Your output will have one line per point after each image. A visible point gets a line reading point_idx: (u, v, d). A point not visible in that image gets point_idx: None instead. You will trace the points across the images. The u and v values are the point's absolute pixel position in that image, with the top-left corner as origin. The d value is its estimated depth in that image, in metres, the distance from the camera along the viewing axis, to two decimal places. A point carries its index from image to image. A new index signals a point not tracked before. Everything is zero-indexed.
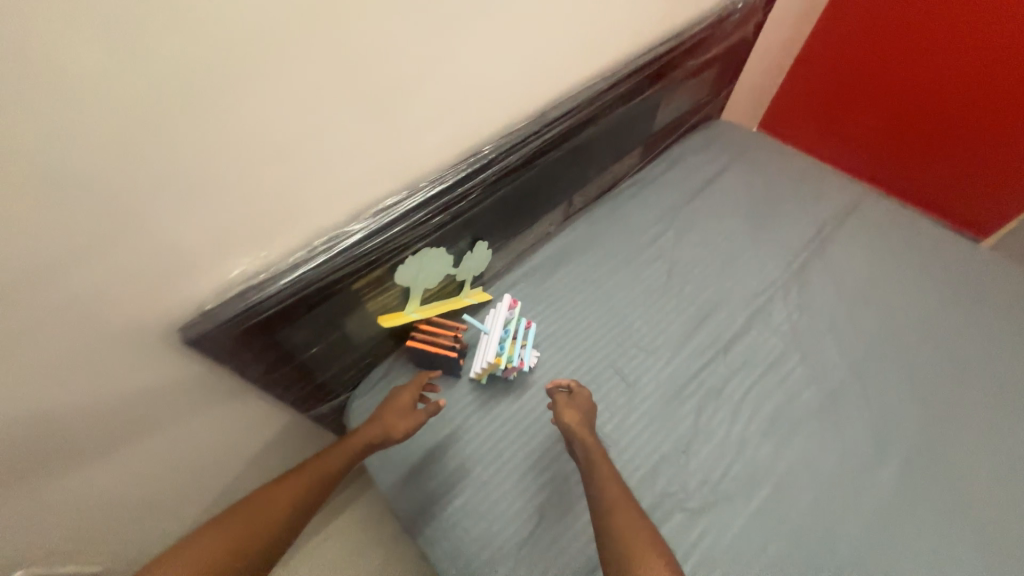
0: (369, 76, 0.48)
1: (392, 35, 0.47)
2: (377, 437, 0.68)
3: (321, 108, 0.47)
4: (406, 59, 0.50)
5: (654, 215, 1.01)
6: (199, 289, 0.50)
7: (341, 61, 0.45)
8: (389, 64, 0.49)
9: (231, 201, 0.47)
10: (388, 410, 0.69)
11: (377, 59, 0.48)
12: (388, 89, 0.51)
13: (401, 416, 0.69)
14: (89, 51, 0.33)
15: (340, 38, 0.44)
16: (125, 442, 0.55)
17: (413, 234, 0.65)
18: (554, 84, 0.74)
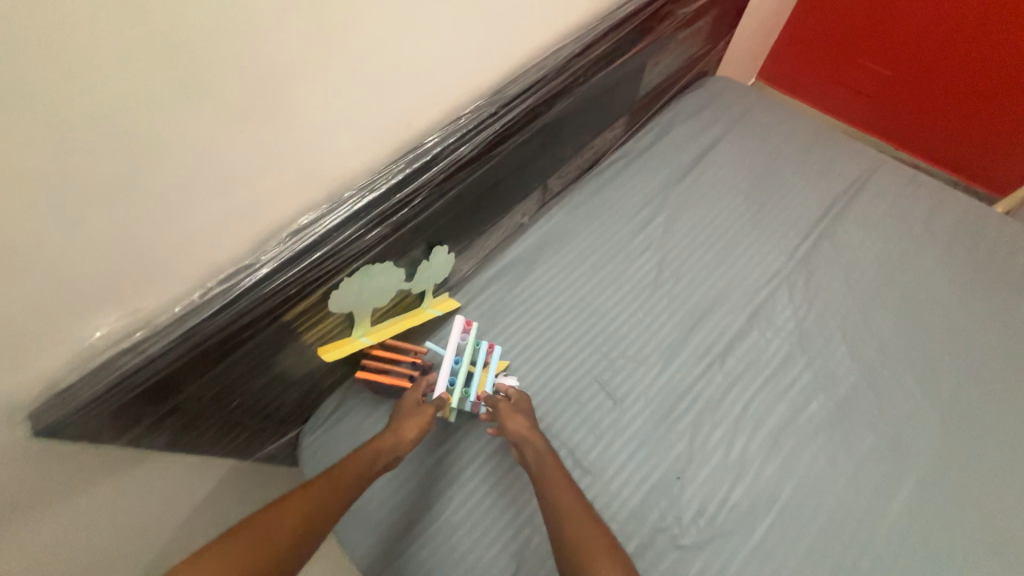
0: (235, 65, 0.35)
1: (257, 7, 0.34)
2: (391, 444, 0.59)
3: (172, 117, 0.34)
4: (288, 37, 0.37)
5: (643, 197, 0.88)
6: (49, 363, 0.38)
7: (185, 49, 0.32)
8: (263, 47, 0.36)
9: (61, 252, 0.34)
10: (398, 415, 0.62)
11: (243, 42, 0.35)
12: (269, 79, 0.37)
13: (414, 416, 0.62)
14: None
15: (171, 16, 0.30)
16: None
17: (342, 256, 0.53)
18: (512, 51, 0.59)
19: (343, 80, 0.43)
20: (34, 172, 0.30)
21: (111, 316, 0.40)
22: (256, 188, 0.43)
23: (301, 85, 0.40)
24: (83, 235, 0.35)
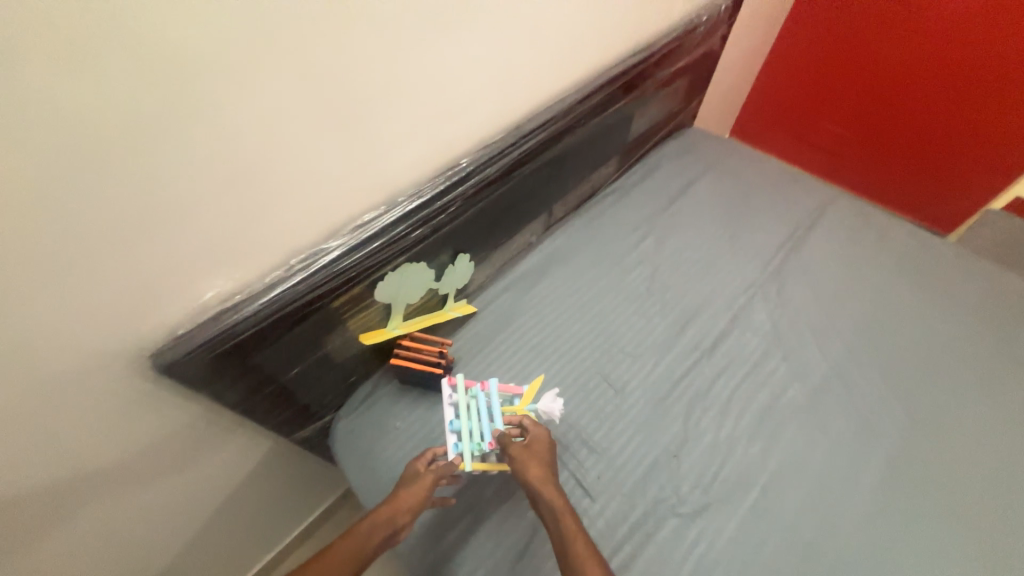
0: (343, 93, 0.49)
1: (365, 53, 0.48)
2: (399, 519, 0.61)
3: (295, 127, 0.48)
4: (378, 75, 0.51)
5: (634, 222, 1.02)
6: (174, 311, 0.50)
7: (315, 79, 0.46)
8: (361, 81, 0.50)
9: (204, 222, 0.47)
10: (404, 488, 0.63)
11: (350, 76, 0.49)
12: (360, 103, 0.52)
13: (420, 490, 0.63)
14: (58, 84, 0.33)
15: (314, 58, 0.45)
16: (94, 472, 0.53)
17: (393, 249, 0.64)
18: (528, 97, 0.75)
19: (406, 108, 0.57)
20: (205, 162, 0.44)
21: (221, 280, 0.52)
22: (335, 185, 0.56)
23: (378, 110, 0.54)
24: (216, 208, 0.47)
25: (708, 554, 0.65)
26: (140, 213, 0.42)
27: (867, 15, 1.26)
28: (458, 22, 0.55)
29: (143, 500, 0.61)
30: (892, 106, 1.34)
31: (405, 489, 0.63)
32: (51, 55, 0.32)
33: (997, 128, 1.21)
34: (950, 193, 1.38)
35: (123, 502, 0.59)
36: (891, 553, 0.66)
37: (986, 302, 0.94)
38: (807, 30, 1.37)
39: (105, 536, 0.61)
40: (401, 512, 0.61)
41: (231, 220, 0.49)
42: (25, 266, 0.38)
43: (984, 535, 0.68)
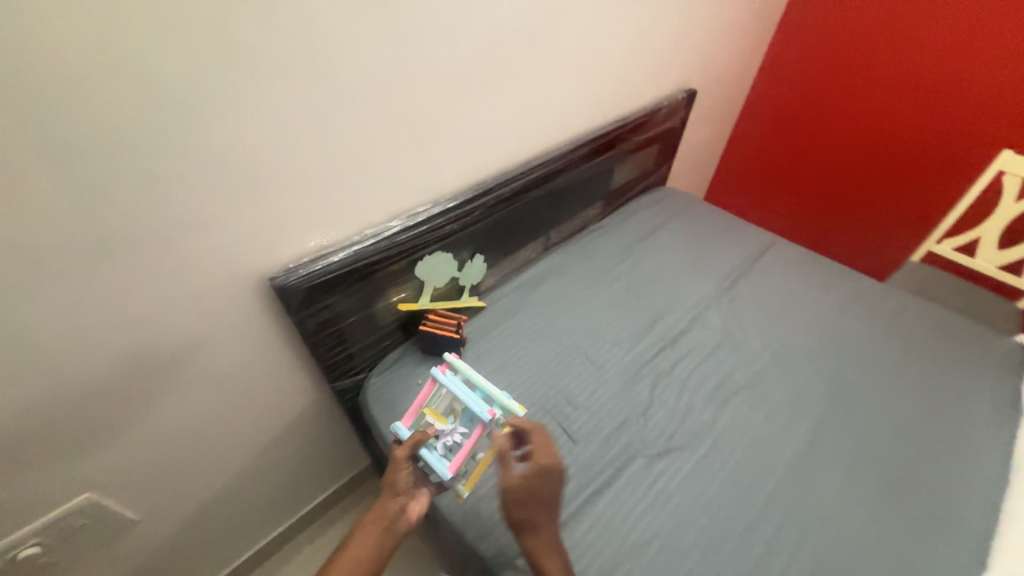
0: (431, 117, 0.80)
1: (451, 95, 0.81)
2: (393, 500, 0.70)
3: (387, 138, 0.76)
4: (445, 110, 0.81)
5: (616, 249, 1.27)
6: (285, 253, 0.73)
7: (418, 106, 0.77)
8: (441, 112, 0.81)
9: (321, 192, 0.72)
10: (389, 478, 0.71)
11: (436, 109, 0.80)
12: (436, 127, 0.82)
13: (399, 470, 0.70)
14: (274, 96, 0.61)
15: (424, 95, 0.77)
16: (205, 370, 0.73)
17: (432, 235, 0.88)
18: (532, 144, 1.04)
19: (466, 133, 0.88)
20: (333, 153, 0.70)
21: (317, 236, 0.75)
22: (405, 180, 0.83)
23: (443, 136, 0.84)
24: (334, 185, 0.73)
25: (668, 486, 0.80)
26: (311, 178, 0.70)
27: (797, 109, 1.74)
28: (488, 86, 0.86)
29: (223, 412, 0.78)
30: (825, 174, 1.77)
31: (388, 476, 0.71)
32: (275, 82, 0.60)
33: (903, 189, 1.61)
34: (874, 247, 1.77)
35: (211, 410, 0.77)
36: (819, 493, 0.80)
37: (904, 314, 1.14)
38: (756, 120, 1.86)
39: (190, 442, 0.77)
40: (392, 495, 0.70)
41: (339, 193, 0.74)
42: (222, 200, 0.63)
43: (899, 482, 0.82)
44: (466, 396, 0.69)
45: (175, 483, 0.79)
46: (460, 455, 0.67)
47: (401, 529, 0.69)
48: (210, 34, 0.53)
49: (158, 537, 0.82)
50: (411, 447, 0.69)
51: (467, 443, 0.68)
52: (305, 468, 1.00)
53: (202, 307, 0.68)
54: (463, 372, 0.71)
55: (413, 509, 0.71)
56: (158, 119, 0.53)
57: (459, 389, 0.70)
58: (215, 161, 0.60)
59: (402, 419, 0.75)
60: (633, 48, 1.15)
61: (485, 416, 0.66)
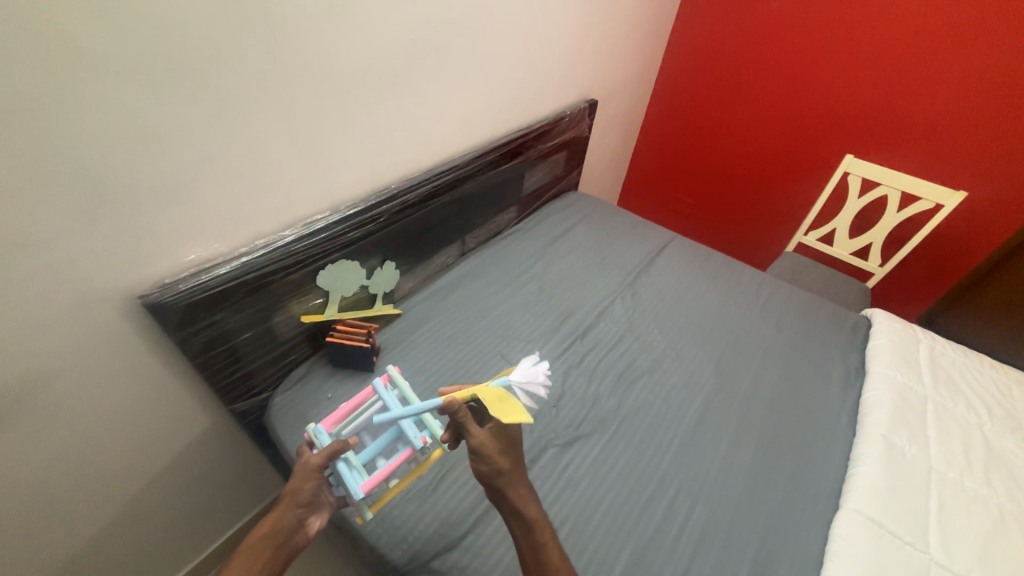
0: (321, 124, 0.79)
1: (343, 104, 0.81)
2: (293, 512, 0.56)
3: (271, 145, 0.73)
4: (335, 118, 0.81)
5: (530, 250, 1.33)
6: (159, 268, 0.68)
7: (305, 114, 0.76)
8: (331, 118, 0.80)
9: (198, 201, 0.68)
10: (291, 486, 0.57)
11: (325, 115, 0.79)
12: (328, 134, 0.81)
13: (306, 477, 0.58)
14: (134, 101, 0.56)
15: (311, 101, 0.75)
16: (66, 407, 0.64)
17: (333, 243, 0.87)
18: (435, 152, 1.07)
19: (361, 140, 0.87)
20: (211, 160, 0.67)
21: (196, 249, 0.71)
22: (298, 188, 0.81)
23: (335, 144, 0.83)
24: (214, 194, 0.70)
25: (577, 471, 0.85)
26: (185, 187, 0.66)
27: (687, 119, 1.94)
28: (381, 95, 0.87)
29: (93, 450, 0.70)
30: (714, 177, 1.98)
31: (290, 483, 0.57)
32: (133, 85, 0.55)
33: (775, 189, 1.84)
34: (756, 242, 2.01)
35: (77, 449, 0.68)
36: (707, 460, 0.90)
37: (776, 298, 1.30)
38: (653, 129, 2.05)
39: (52, 489, 0.68)
40: (292, 506, 0.56)
41: (217, 202, 0.71)
42: (71, 214, 0.56)
43: (773, 443, 0.94)
44: (398, 413, 0.61)
45: (36, 536, 0.70)
46: (381, 474, 0.57)
47: (292, 549, 0.55)
48: (24, 29, 0.46)
49: None
50: (327, 456, 0.58)
51: (389, 464, 0.59)
52: (206, 500, 0.93)
53: (57, 335, 0.60)
54: (404, 389, 0.65)
55: (312, 524, 0.58)
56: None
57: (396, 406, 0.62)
58: (65, 172, 0.54)
59: (325, 421, 0.63)
60: (531, 60, 1.21)
61: (418, 442, 0.59)
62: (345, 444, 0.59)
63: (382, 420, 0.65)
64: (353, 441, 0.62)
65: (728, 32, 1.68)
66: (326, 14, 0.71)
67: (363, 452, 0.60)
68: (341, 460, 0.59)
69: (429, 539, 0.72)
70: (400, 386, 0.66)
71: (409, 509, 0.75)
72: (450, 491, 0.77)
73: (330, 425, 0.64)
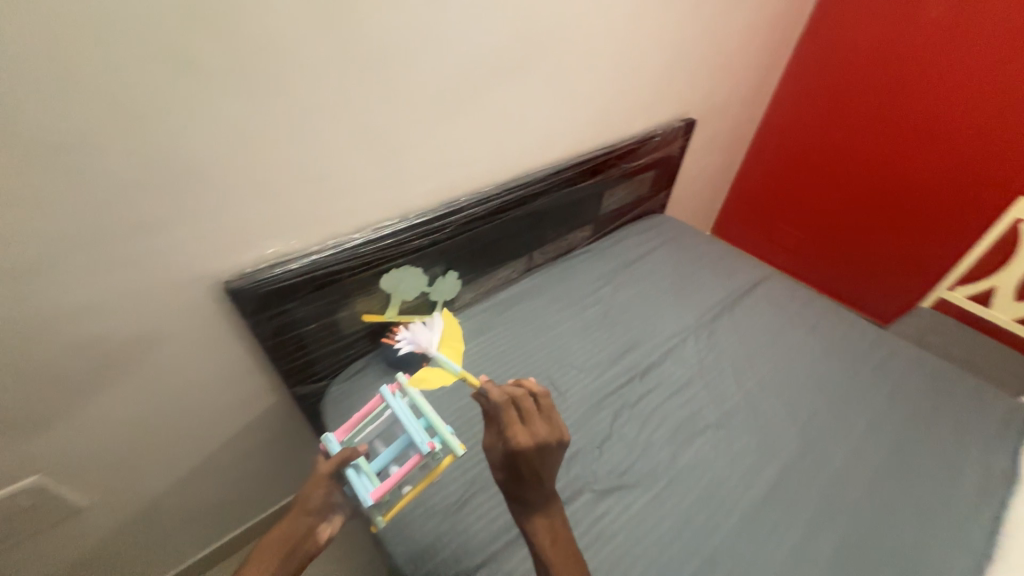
0: (399, 137, 0.82)
1: (420, 118, 0.83)
2: (303, 519, 0.58)
3: (349, 155, 0.78)
4: (412, 131, 0.83)
5: (600, 273, 1.26)
6: (242, 259, 0.75)
7: (383, 127, 0.79)
8: (409, 132, 0.83)
9: (280, 201, 0.74)
10: (302, 493, 0.59)
11: (402, 128, 0.82)
12: (404, 143, 0.83)
13: (316, 486, 0.59)
14: (230, 111, 0.63)
15: (392, 115, 0.79)
16: (157, 368, 0.75)
17: (399, 249, 0.90)
18: (510, 166, 1.06)
19: (436, 153, 0.89)
20: (293, 165, 0.73)
21: (274, 245, 0.78)
22: (372, 195, 0.85)
23: (410, 155, 0.86)
24: (295, 196, 0.76)
25: (612, 524, 0.77)
26: (268, 187, 0.72)
27: (803, 143, 1.70)
28: (458, 111, 0.88)
29: (176, 410, 0.80)
30: (833, 211, 1.72)
31: (303, 490, 0.59)
32: (231, 97, 0.62)
33: (913, 229, 1.55)
34: (882, 290, 1.71)
35: (164, 407, 0.79)
36: (773, 547, 0.76)
37: (894, 364, 1.07)
38: (759, 154, 1.84)
39: (140, 437, 0.79)
40: (303, 513, 0.58)
41: (296, 203, 0.76)
42: (172, 206, 0.64)
43: (866, 545, 0.76)
44: (405, 420, 0.60)
45: (125, 475, 0.81)
46: (389, 480, 0.57)
47: (304, 555, 0.58)
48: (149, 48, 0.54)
49: (110, 523, 0.85)
50: (337, 464, 0.59)
51: (398, 471, 0.58)
52: (264, 469, 1.02)
53: (152, 304, 0.69)
54: (412, 394, 0.64)
55: (324, 531, 0.60)
56: (93, 119, 0.54)
57: (402, 412, 0.61)
58: (173, 171, 0.62)
59: (337, 430, 0.64)
60: (623, 76, 1.15)
61: (424, 447, 0.57)
62: (355, 452, 0.61)
63: (395, 428, 0.65)
64: (364, 449, 0.62)
65: (865, 45, 1.46)
66: (413, 31, 0.73)
67: (374, 460, 0.61)
68: (351, 469, 0.60)
69: (444, 561, 0.70)
70: (410, 394, 0.65)
71: (430, 525, 0.74)
72: (474, 516, 0.75)
73: (343, 434, 0.65)
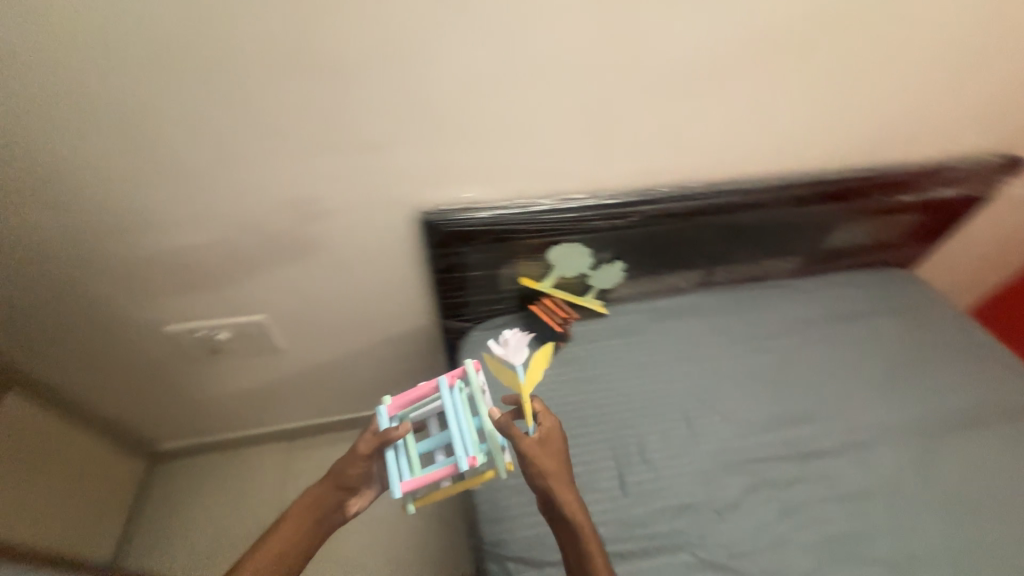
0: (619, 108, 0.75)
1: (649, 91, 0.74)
2: (333, 493, 0.65)
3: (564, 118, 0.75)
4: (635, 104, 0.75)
5: (790, 318, 1.03)
6: (439, 194, 0.80)
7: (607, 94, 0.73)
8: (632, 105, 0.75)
9: (487, 149, 0.76)
10: (339, 467, 0.66)
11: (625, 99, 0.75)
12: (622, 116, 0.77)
13: (353, 463, 0.65)
14: (476, 55, 0.66)
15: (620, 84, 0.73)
16: (353, 266, 0.88)
17: (578, 225, 0.87)
18: (732, 166, 0.89)
19: (652, 133, 0.80)
20: (510, 117, 0.73)
21: (468, 189, 0.80)
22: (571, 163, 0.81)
23: (624, 130, 0.79)
24: (499, 148, 0.77)
25: None
26: (482, 134, 0.74)
27: None
28: (694, 91, 0.76)
29: (356, 302, 0.95)
30: None
31: (340, 464, 0.66)
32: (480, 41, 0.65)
33: None
34: None
35: (349, 297, 0.93)
36: None
37: None
38: None
39: (327, 314, 0.96)
40: (336, 485, 0.65)
41: (500, 154, 0.77)
42: (404, 133, 0.71)
43: None
44: (457, 425, 0.61)
45: (311, 338, 1.00)
46: (424, 479, 0.62)
47: (335, 521, 0.66)
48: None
49: (292, 369, 1.07)
50: (380, 442, 0.64)
51: (435, 471, 0.62)
52: (399, 376, 1.15)
53: (363, 214, 0.80)
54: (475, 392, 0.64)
55: (354, 503, 0.67)
56: (375, 46, 0.63)
57: (456, 414, 0.62)
58: (415, 102, 0.69)
59: (391, 403, 0.67)
60: (930, 81, 0.85)
61: (464, 463, 0.59)
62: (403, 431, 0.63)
63: None
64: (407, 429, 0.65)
65: None
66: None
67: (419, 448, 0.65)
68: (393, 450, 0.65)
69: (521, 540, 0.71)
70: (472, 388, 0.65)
71: (519, 500, 0.75)
72: None
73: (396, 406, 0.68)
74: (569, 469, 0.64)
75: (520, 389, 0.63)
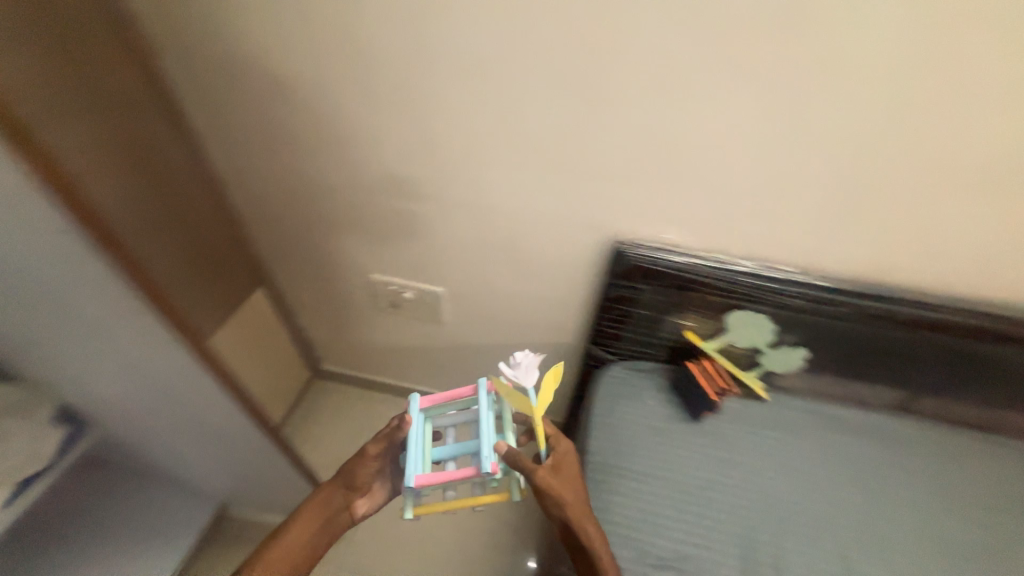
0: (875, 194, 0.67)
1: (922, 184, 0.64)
2: (340, 492, 0.75)
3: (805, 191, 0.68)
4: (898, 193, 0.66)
5: (1014, 489, 0.82)
6: (637, 232, 0.79)
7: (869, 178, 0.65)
8: (893, 194, 0.66)
9: (706, 204, 0.73)
10: (345, 472, 0.75)
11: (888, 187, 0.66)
12: (875, 203, 0.68)
13: (362, 466, 0.75)
14: (740, 112, 0.62)
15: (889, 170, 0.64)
16: (527, 272, 0.92)
17: (772, 296, 0.81)
18: (992, 287, 0.74)
19: (903, 228, 0.70)
20: (746, 179, 0.69)
21: (669, 232, 0.78)
22: (791, 237, 0.74)
23: (870, 217, 0.69)
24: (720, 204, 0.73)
25: None
26: (707, 187, 0.71)
27: None
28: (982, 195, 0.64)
29: (516, 304, 1.00)
30: None
31: (347, 467, 0.75)
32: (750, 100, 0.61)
33: None
34: None
35: (512, 298, 0.99)
36: None
37: None
38: None
39: (487, 306, 1.03)
40: (344, 486, 0.75)
41: (717, 211, 0.73)
42: (630, 170, 0.71)
43: None
44: (484, 431, 0.65)
45: (464, 322, 1.09)
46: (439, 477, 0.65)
47: (346, 517, 0.76)
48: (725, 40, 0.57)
49: (436, 342, 1.17)
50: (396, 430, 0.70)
51: (452, 473, 0.65)
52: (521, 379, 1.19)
53: (556, 231, 0.83)
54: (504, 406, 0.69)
55: (361, 505, 0.77)
56: (639, 85, 0.62)
57: (485, 420, 0.66)
58: (654, 145, 0.68)
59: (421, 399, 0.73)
60: None
61: (486, 467, 0.62)
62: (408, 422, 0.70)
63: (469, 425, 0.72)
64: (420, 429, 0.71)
65: None
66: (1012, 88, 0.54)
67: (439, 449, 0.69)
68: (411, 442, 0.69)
69: None
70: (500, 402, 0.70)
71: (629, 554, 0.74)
72: None
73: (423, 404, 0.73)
74: (581, 484, 0.70)
75: (532, 412, 0.65)
